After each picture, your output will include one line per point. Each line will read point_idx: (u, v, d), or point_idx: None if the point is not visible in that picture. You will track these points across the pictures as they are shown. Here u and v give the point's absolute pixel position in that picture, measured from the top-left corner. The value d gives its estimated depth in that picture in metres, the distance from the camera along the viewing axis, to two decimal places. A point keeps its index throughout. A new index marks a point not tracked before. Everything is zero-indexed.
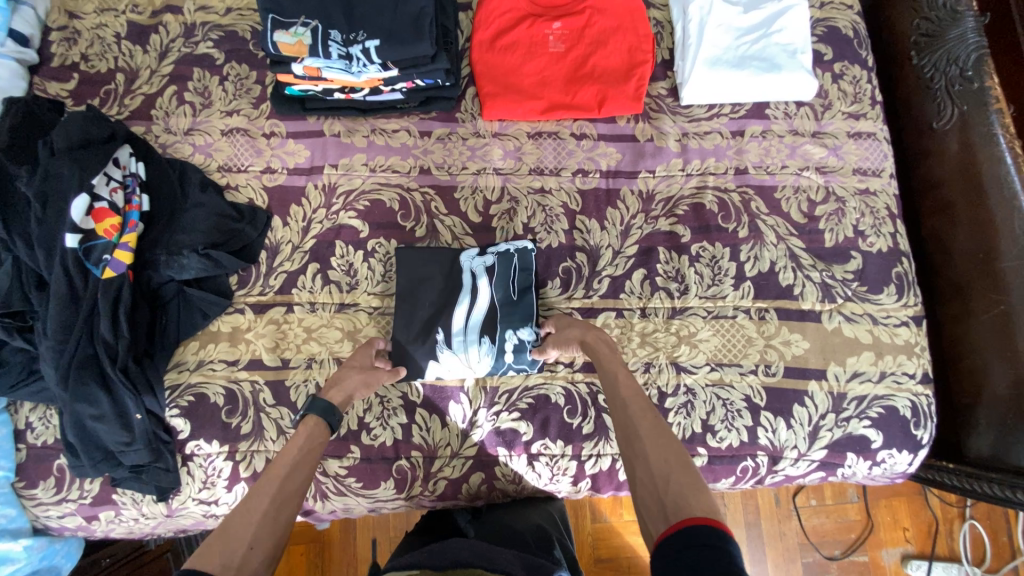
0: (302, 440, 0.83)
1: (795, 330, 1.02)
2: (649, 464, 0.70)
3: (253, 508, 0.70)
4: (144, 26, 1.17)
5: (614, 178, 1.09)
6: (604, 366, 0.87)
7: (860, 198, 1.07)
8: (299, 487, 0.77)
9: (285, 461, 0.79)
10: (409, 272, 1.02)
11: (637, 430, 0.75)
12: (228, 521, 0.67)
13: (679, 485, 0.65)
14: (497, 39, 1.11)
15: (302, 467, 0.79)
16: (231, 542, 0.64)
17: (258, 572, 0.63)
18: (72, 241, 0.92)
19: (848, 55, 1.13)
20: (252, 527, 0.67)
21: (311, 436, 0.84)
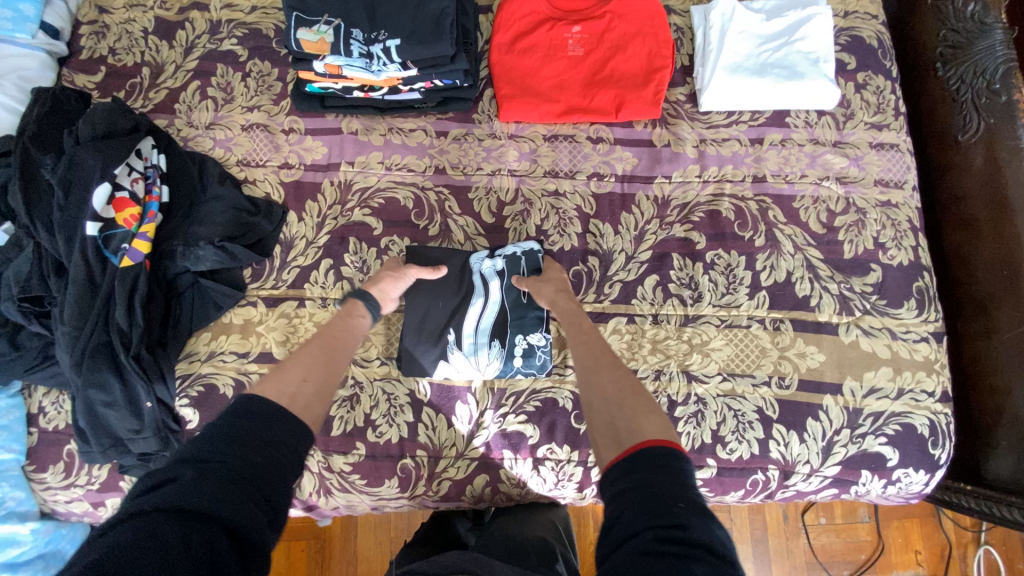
0: (345, 317, 0.88)
1: (810, 343, 1.00)
2: (603, 393, 0.75)
3: (304, 358, 0.77)
4: (171, 21, 1.19)
5: (629, 182, 1.08)
6: (568, 313, 0.92)
7: (880, 210, 1.05)
8: (344, 346, 0.84)
9: (333, 328, 0.85)
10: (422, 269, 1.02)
11: (596, 365, 0.81)
12: (276, 370, 0.74)
13: (631, 413, 0.70)
14: (516, 41, 1.11)
15: (347, 332, 0.86)
16: (283, 383, 0.71)
17: (306, 409, 0.70)
18: (92, 229, 0.93)
19: (872, 65, 1.11)
20: (300, 371, 0.74)
21: (353, 309, 0.90)
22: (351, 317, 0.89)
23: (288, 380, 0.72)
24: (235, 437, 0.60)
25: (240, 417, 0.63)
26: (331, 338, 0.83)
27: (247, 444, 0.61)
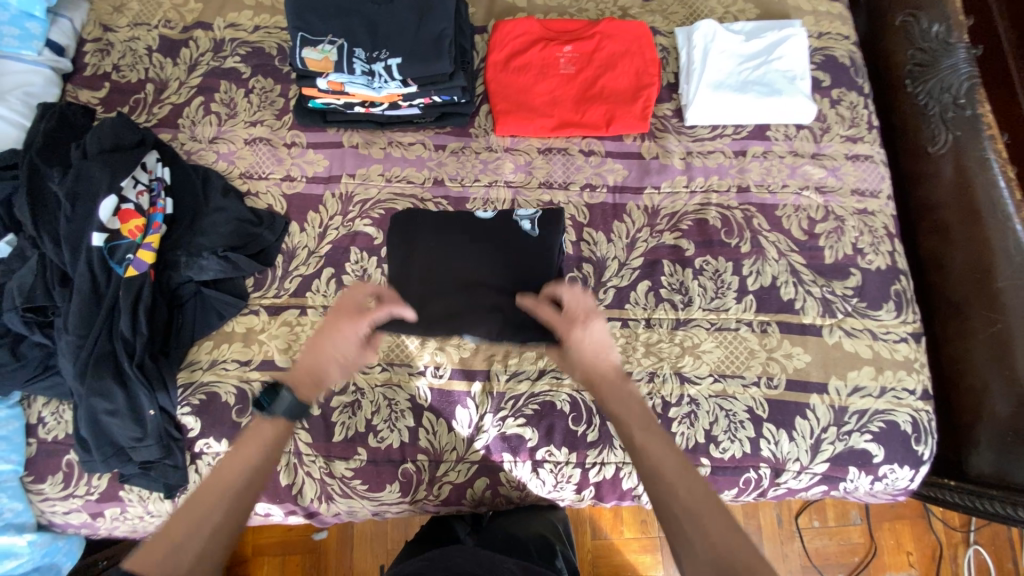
0: (255, 433, 0.81)
1: (796, 344, 1.04)
2: (685, 507, 0.71)
3: (190, 519, 0.72)
4: (175, 40, 1.23)
5: (620, 193, 1.13)
6: (618, 392, 0.84)
7: (858, 217, 1.11)
8: (248, 478, 0.77)
9: (235, 461, 0.78)
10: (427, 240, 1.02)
11: (665, 474, 0.75)
12: (172, 525, 0.72)
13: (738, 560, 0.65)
14: (511, 60, 1.17)
15: (255, 458, 0.79)
16: (175, 557, 0.69)
17: None
18: (98, 239, 0.95)
19: (845, 82, 1.18)
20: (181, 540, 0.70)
21: (275, 426, 0.82)
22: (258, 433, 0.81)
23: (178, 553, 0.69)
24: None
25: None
26: (231, 475, 0.76)
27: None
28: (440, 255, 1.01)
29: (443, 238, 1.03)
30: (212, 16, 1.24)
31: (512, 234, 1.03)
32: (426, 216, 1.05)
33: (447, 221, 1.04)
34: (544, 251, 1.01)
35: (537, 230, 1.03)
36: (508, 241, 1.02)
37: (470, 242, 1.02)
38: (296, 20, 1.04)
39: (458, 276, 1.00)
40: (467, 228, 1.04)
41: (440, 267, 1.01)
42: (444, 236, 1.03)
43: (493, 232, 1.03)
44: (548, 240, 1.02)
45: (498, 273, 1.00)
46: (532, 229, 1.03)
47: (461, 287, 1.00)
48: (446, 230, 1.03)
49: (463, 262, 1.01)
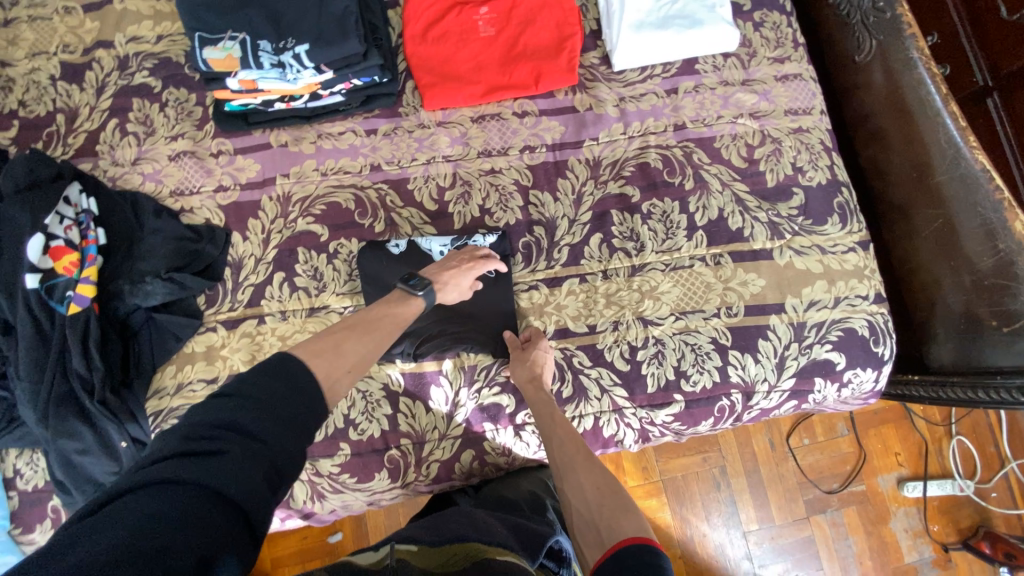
0: (396, 306, 0.92)
1: (750, 270, 1.06)
2: (586, 496, 0.82)
3: (347, 346, 0.81)
4: (77, 64, 1.17)
5: (560, 150, 1.12)
6: (538, 406, 0.95)
7: (794, 137, 1.12)
8: (387, 336, 0.89)
9: (386, 320, 0.90)
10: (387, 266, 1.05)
11: (572, 465, 0.86)
12: (332, 342, 0.80)
13: (611, 515, 0.76)
14: (428, 30, 1.14)
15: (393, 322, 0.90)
16: (333, 356, 0.78)
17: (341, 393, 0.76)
18: (32, 281, 0.93)
19: (766, 3, 1.17)
20: (348, 366, 0.79)
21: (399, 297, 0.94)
22: (401, 307, 0.92)
23: (338, 365, 0.77)
24: (263, 410, 0.65)
25: (278, 378, 0.69)
26: (378, 335, 0.87)
27: (275, 406, 0.66)
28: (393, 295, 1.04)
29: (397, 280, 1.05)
30: (111, 32, 1.18)
31: None
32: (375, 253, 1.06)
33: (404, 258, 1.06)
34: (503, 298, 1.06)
35: (494, 271, 1.06)
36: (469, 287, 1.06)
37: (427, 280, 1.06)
38: (191, 21, 0.99)
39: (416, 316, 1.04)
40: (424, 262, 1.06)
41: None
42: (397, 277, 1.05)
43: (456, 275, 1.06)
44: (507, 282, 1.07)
45: (458, 314, 1.05)
46: (489, 272, 1.06)
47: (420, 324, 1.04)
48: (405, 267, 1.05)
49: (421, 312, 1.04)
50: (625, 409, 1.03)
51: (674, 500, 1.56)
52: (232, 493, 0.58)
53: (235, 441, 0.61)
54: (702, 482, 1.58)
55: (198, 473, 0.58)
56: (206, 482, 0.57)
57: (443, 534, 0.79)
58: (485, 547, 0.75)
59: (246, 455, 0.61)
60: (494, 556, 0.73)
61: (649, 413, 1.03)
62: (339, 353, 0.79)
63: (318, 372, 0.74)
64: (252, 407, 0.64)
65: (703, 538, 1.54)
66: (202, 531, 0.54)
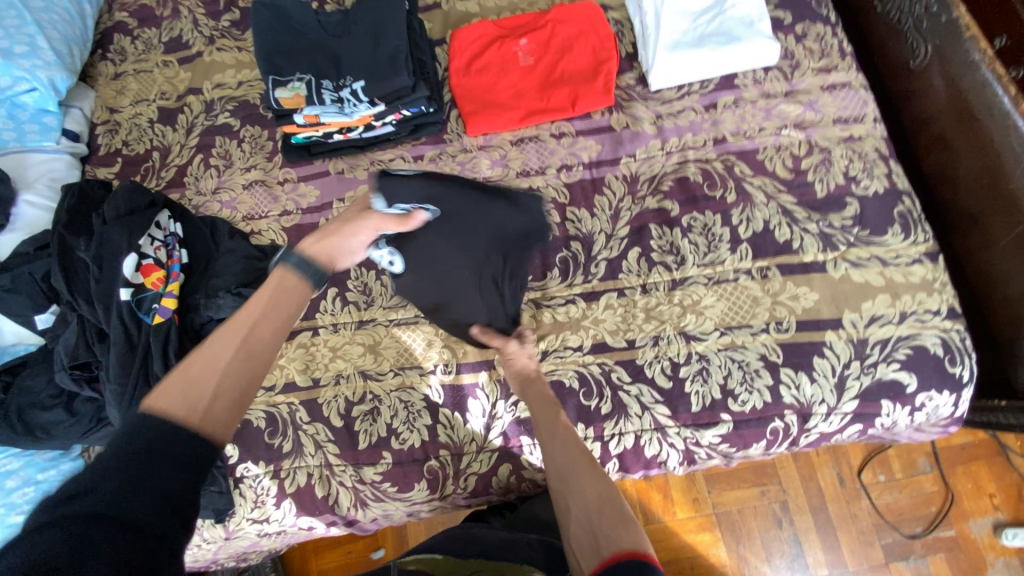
0: (276, 285, 0.77)
1: (801, 284, 1.01)
2: (585, 499, 0.74)
3: (207, 366, 0.68)
4: (172, 109, 1.35)
5: (597, 167, 1.14)
6: (548, 411, 0.87)
7: (844, 145, 1.07)
8: (273, 327, 0.74)
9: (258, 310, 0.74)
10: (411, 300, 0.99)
11: (573, 465, 0.78)
12: (187, 373, 0.66)
13: (610, 522, 0.70)
14: (471, 63, 1.22)
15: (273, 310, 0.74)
16: (193, 392, 0.64)
17: (212, 423, 0.64)
18: (125, 294, 1.05)
19: (808, 15, 1.16)
20: (215, 377, 0.67)
21: (284, 279, 0.78)
22: (277, 279, 0.77)
23: (195, 395, 0.64)
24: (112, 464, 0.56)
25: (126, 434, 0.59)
26: (249, 322, 0.72)
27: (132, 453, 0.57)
28: (448, 287, 0.96)
29: (422, 277, 0.97)
30: (201, 81, 1.36)
31: (429, 240, 0.94)
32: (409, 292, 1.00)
33: (405, 252, 0.95)
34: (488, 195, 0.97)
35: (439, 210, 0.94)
36: (467, 213, 0.95)
37: (444, 248, 0.94)
38: (265, 66, 1.11)
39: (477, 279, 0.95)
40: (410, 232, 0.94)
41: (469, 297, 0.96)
42: (422, 273, 0.97)
43: (457, 221, 0.95)
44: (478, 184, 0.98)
45: (495, 243, 0.96)
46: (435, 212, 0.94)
47: (483, 273, 0.96)
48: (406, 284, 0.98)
49: (473, 260, 0.95)
50: (668, 428, 0.99)
51: (729, 536, 1.44)
52: (122, 529, 0.53)
53: (104, 490, 0.55)
54: (761, 520, 1.45)
55: (71, 520, 0.52)
56: (89, 527, 0.52)
57: (468, 547, 0.81)
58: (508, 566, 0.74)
59: (120, 495, 0.54)
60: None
61: (695, 433, 0.98)
62: (196, 383, 0.66)
63: (171, 410, 0.62)
64: (107, 458, 0.57)
65: None
66: (100, 557, 0.50)
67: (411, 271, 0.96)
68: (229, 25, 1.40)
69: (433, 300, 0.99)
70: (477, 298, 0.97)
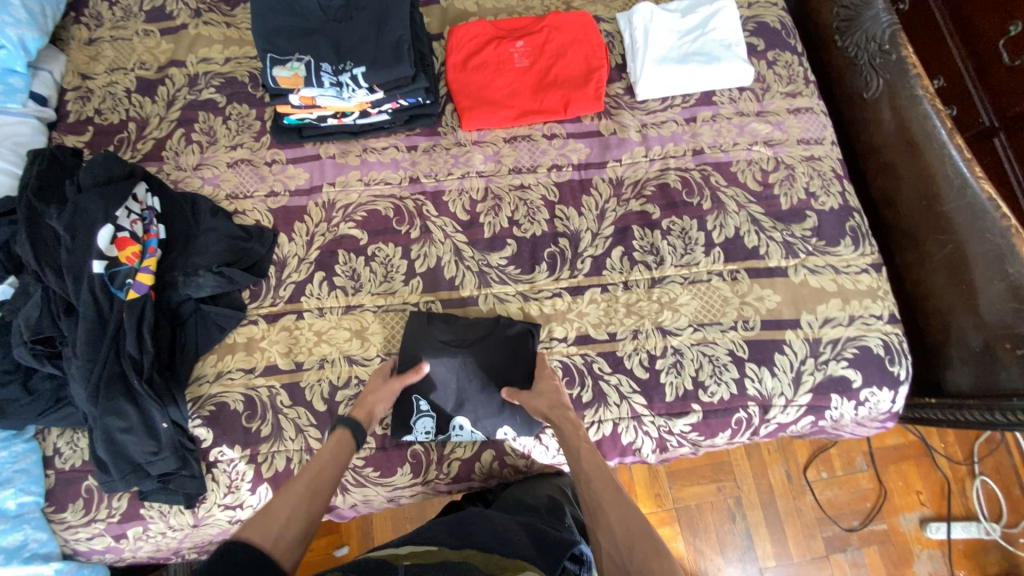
0: (329, 448, 0.93)
1: (765, 286, 1.11)
2: (615, 536, 0.81)
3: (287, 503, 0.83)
4: (151, 80, 1.30)
5: (585, 169, 1.20)
6: (570, 445, 0.93)
7: (806, 164, 1.19)
8: (331, 480, 0.89)
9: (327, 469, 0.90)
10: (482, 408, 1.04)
11: (601, 503, 0.85)
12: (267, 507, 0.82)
13: (642, 558, 0.78)
14: (468, 60, 1.25)
15: (332, 469, 0.91)
16: (273, 518, 0.79)
17: (291, 549, 0.77)
18: (99, 267, 1.00)
19: (779, 44, 1.27)
20: (286, 516, 0.80)
21: (342, 443, 0.95)
22: (334, 449, 0.94)
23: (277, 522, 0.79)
24: None
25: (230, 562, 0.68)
26: (317, 489, 0.87)
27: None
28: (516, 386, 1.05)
29: (483, 390, 1.05)
30: (184, 53, 1.32)
31: (430, 388, 1.06)
32: (498, 416, 1.04)
33: (467, 411, 1.05)
34: (431, 319, 1.09)
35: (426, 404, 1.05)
36: (435, 347, 1.07)
37: (467, 369, 1.06)
38: (264, 44, 1.12)
39: (512, 362, 1.07)
40: (428, 380, 1.06)
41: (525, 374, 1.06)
42: (476, 391, 1.05)
43: (443, 355, 1.07)
44: (420, 344, 1.07)
45: (468, 334, 1.08)
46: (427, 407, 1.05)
47: (496, 344, 1.07)
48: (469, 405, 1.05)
49: (495, 344, 1.07)
50: (644, 417, 1.05)
51: (687, 529, 1.53)
52: None
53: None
54: (716, 513, 1.55)
55: None
56: None
57: (462, 539, 0.80)
58: (505, 562, 0.74)
59: None
60: (515, 574, 0.71)
61: (668, 421, 1.05)
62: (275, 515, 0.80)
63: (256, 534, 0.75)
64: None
65: (717, 572, 1.50)
66: None
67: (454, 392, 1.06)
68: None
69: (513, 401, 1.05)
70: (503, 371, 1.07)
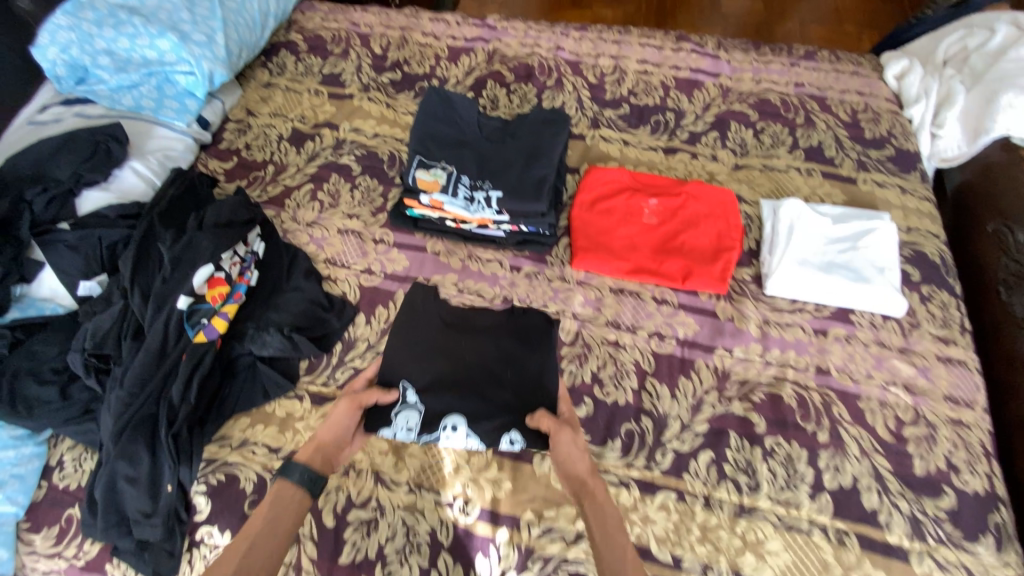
0: (270, 509, 0.81)
1: (881, 568, 0.89)
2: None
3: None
4: (304, 133, 1.39)
5: (690, 348, 1.09)
6: (608, 537, 0.80)
7: (951, 428, 1.01)
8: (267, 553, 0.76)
9: (264, 538, 0.78)
10: (473, 407, 0.98)
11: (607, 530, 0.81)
12: None
13: None
14: (597, 202, 1.23)
15: (269, 536, 0.78)
16: None
17: None
18: (183, 302, 0.99)
19: (936, 279, 1.16)
20: None
21: (283, 501, 0.82)
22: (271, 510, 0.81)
23: None
24: None
25: None
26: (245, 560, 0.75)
27: None
28: (530, 385, 1.02)
29: (490, 387, 1.01)
30: (341, 119, 1.41)
31: (420, 374, 1.01)
32: (504, 418, 0.98)
33: (461, 409, 0.98)
34: (436, 297, 1.13)
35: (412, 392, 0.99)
36: (436, 323, 1.08)
37: (460, 354, 1.04)
38: (418, 145, 1.17)
39: (526, 349, 1.06)
40: (416, 364, 1.03)
41: (541, 370, 1.03)
42: (482, 386, 1.01)
43: (444, 334, 1.07)
44: (415, 335, 1.06)
45: (472, 330, 1.08)
46: (412, 397, 0.99)
47: (498, 343, 1.07)
48: (455, 403, 0.98)
49: (507, 335, 1.08)
50: None
51: None
52: None
53: None
54: None
55: None
56: None
57: None
58: None
59: None
60: None
61: None
62: None
63: None
64: None
65: None
66: None
67: (445, 380, 1.01)
68: (387, 82, 1.48)
69: (526, 399, 1.00)
70: (500, 387, 1.02)
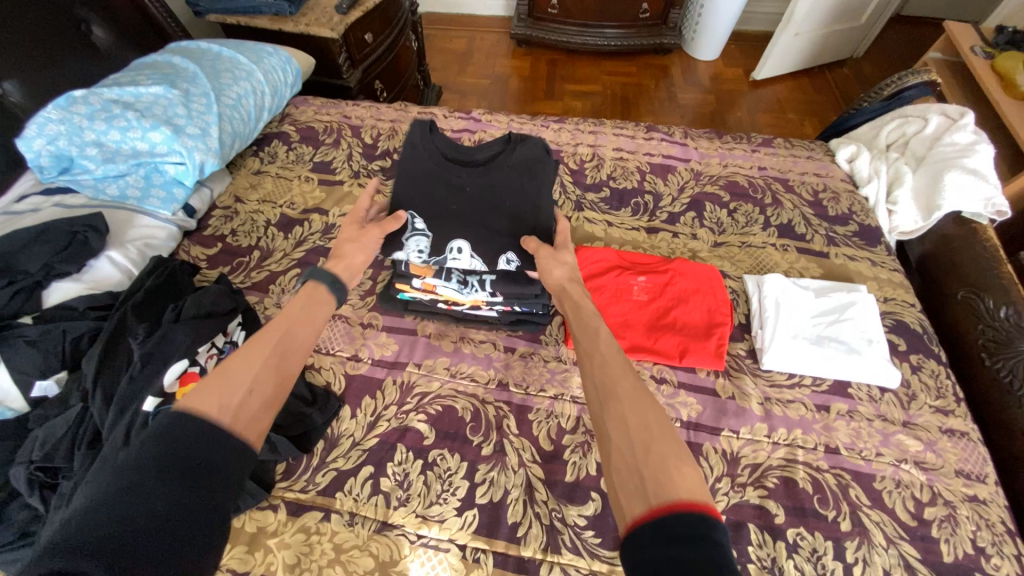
0: (301, 302, 0.85)
1: None
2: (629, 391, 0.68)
3: (242, 370, 0.69)
4: (293, 219, 1.39)
5: (695, 430, 1.05)
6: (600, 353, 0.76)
7: (970, 506, 0.96)
8: (303, 329, 0.80)
9: (302, 321, 0.82)
10: (485, 202, 1.14)
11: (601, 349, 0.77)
12: (224, 369, 0.68)
13: (648, 420, 0.64)
14: (587, 280, 1.25)
15: (301, 317, 0.82)
16: (228, 384, 0.66)
17: (248, 422, 0.64)
18: (149, 404, 0.89)
19: (921, 348, 1.18)
20: (241, 388, 0.67)
21: (312, 294, 0.88)
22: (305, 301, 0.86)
23: (220, 402, 0.64)
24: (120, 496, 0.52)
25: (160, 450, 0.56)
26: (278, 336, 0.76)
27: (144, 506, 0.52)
28: (527, 212, 1.14)
29: (491, 214, 1.13)
30: (331, 204, 1.43)
31: (422, 217, 1.13)
32: (502, 242, 1.11)
33: (467, 237, 1.11)
34: (430, 128, 1.22)
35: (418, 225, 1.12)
36: (436, 157, 1.18)
37: (465, 178, 1.16)
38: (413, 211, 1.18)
39: (525, 176, 1.17)
40: (414, 219, 1.12)
41: (540, 201, 1.15)
42: (482, 214, 1.13)
43: (441, 165, 1.17)
44: (420, 140, 1.19)
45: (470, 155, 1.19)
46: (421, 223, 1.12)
47: (500, 169, 1.17)
48: (464, 230, 1.11)
49: (508, 153, 1.18)
50: None
51: None
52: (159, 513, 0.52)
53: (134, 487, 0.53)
54: None
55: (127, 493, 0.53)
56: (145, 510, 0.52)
57: None
58: None
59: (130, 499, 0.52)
60: None
61: None
62: (235, 374, 0.68)
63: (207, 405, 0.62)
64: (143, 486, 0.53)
65: None
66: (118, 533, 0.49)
67: (449, 208, 1.14)
68: (378, 169, 1.53)
69: (521, 229, 1.13)
70: (512, 168, 1.18)
